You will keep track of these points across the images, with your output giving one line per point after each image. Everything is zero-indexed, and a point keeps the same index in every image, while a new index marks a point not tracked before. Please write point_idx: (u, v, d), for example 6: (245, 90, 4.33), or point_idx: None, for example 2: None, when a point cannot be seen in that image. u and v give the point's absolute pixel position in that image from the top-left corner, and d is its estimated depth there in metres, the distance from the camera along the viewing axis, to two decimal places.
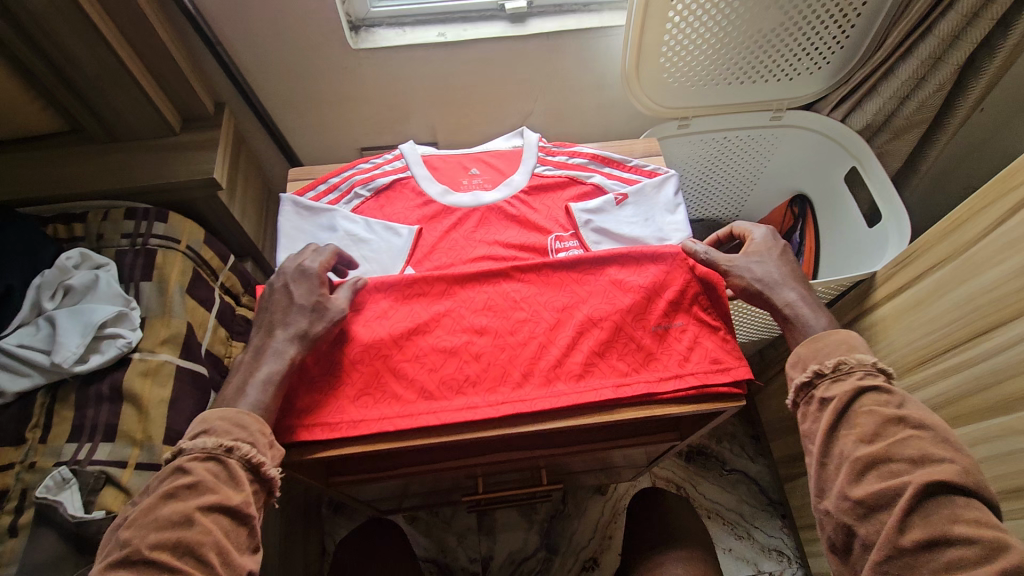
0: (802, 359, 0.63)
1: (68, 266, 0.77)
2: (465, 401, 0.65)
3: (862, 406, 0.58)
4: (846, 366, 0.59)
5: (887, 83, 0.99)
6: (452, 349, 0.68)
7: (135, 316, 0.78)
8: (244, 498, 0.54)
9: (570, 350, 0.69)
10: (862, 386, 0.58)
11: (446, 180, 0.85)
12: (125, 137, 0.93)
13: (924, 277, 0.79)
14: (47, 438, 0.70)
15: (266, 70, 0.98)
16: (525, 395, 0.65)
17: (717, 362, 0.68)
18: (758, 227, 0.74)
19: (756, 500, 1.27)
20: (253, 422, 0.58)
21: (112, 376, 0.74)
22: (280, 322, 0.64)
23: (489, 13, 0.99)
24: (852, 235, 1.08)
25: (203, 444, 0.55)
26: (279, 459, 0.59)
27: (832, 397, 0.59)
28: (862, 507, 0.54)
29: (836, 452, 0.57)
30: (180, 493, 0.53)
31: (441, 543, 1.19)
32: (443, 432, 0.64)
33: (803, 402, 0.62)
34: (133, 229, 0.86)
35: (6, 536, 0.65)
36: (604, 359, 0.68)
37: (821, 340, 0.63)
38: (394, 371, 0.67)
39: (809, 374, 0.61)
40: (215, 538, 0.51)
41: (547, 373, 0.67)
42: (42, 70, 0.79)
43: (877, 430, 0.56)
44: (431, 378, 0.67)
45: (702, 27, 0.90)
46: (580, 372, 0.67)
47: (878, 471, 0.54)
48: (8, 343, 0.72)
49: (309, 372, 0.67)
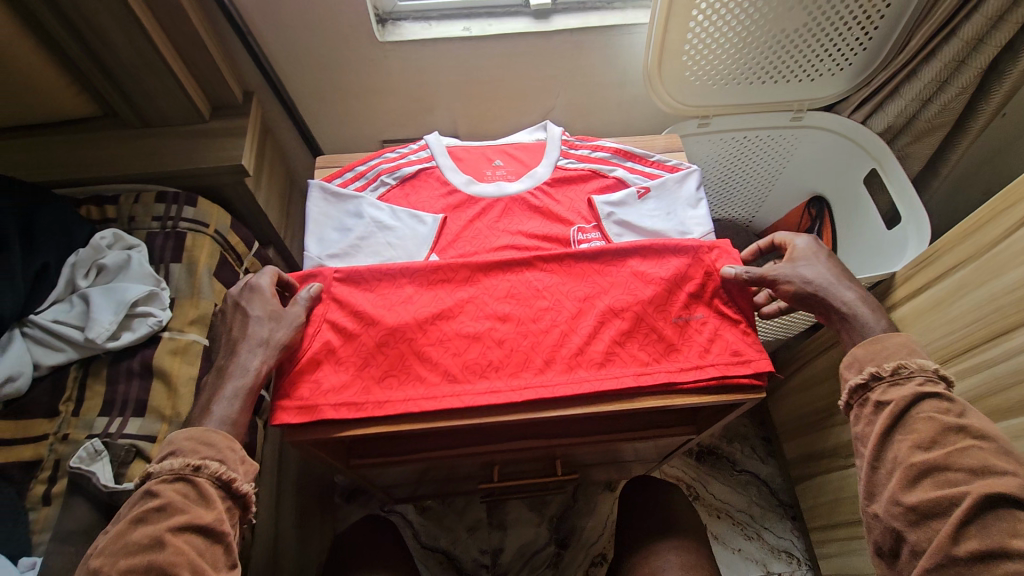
0: (858, 360, 0.64)
1: (101, 245, 0.80)
2: (488, 385, 0.66)
3: (920, 412, 0.58)
4: (906, 370, 0.60)
5: (910, 85, 0.99)
6: (475, 335, 0.69)
7: (165, 296, 0.80)
8: (216, 516, 0.55)
9: (591, 339, 0.70)
10: (920, 392, 0.59)
11: (470, 171, 0.87)
12: (156, 122, 0.95)
13: (944, 277, 0.80)
14: (79, 411, 0.73)
15: (294, 61, 1.00)
16: (547, 380, 0.66)
17: (738, 354, 0.69)
18: (800, 235, 0.74)
19: (766, 501, 1.27)
20: (221, 439, 0.59)
21: (142, 354, 0.76)
22: (240, 339, 0.65)
23: (514, 9, 1.01)
24: (871, 237, 1.09)
25: (171, 465, 0.56)
26: (251, 474, 0.60)
27: (889, 401, 0.60)
28: (914, 513, 0.55)
29: (890, 457, 0.58)
30: (151, 516, 0.53)
31: (452, 533, 1.20)
32: (465, 414, 0.65)
33: (857, 403, 0.63)
34: (163, 212, 0.88)
35: (39, 504, 0.67)
36: (625, 349, 0.69)
37: (880, 342, 0.63)
38: (418, 354, 0.68)
39: (865, 376, 0.62)
40: (189, 557, 0.52)
41: (569, 361, 0.68)
42: (79, 55, 0.81)
43: (935, 438, 0.56)
44: (454, 362, 0.68)
45: (726, 25, 0.90)
46: (602, 361, 0.68)
47: (934, 479, 0.55)
48: (43, 318, 0.74)
49: (337, 354, 0.68)
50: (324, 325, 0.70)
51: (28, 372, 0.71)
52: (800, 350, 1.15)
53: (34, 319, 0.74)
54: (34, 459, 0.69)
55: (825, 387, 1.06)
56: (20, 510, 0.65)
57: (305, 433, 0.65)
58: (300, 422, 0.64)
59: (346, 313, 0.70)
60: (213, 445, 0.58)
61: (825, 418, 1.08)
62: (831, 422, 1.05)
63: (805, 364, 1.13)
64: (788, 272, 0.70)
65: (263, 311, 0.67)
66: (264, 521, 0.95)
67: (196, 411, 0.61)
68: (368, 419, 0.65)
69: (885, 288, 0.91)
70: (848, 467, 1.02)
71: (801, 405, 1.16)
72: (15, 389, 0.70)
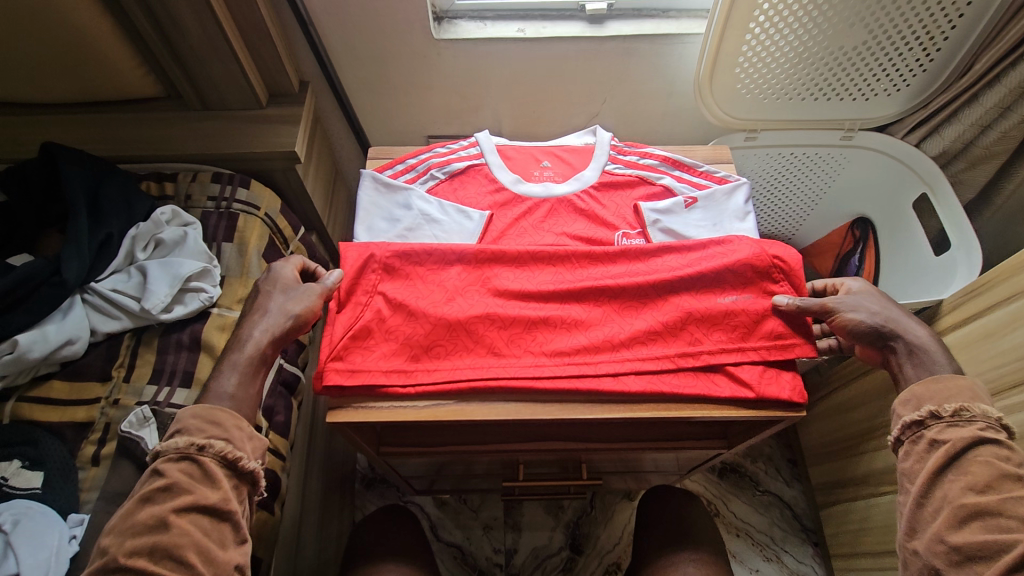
0: (916, 397, 0.63)
1: (160, 221, 0.83)
2: (532, 359, 0.69)
3: (977, 456, 0.57)
4: (968, 414, 0.59)
5: (970, 110, 0.97)
6: (520, 317, 0.71)
7: (216, 273, 0.82)
8: (221, 496, 0.57)
9: (634, 323, 0.72)
10: (979, 437, 0.58)
11: (518, 170, 0.88)
12: (216, 106, 0.98)
13: (998, 306, 0.78)
14: (130, 378, 0.75)
15: (351, 52, 1.02)
16: (592, 358, 0.69)
17: (779, 338, 0.71)
18: (852, 279, 0.73)
19: (788, 525, 1.25)
20: (227, 418, 0.60)
21: (192, 328, 0.79)
22: (258, 311, 0.68)
23: (569, 13, 1.02)
24: (916, 262, 1.07)
25: (176, 444, 0.58)
26: (258, 452, 0.62)
27: (946, 441, 0.59)
28: (958, 553, 0.53)
29: (938, 496, 0.57)
30: (157, 497, 0.55)
31: (466, 530, 1.20)
32: (501, 392, 0.67)
33: (908, 439, 0.62)
34: (218, 193, 0.91)
35: (89, 464, 0.70)
36: (667, 334, 0.71)
37: (941, 381, 0.62)
38: (466, 327, 0.70)
39: (923, 414, 0.61)
40: (193, 538, 0.54)
41: (612, 342, 0.70)
42: (152, 35, 0.85)
43: (990, 482, 0.55)
44: (500, 337, 0.70)
45: (782, 40, 0.90)
46: (643, 355, 0.70)
47: (983, 523, 0.54)
48: (103, 286, 0.77)
49: (388, 323, 0.70)
50: (376, 296, 0.72)
51: (85, 337, 0.75)
52: (831, 374, 1.13)
53: (94, 287, 0.77)
54: (86, 421, 0.72)
55: (857, 414, 1.03)
56: (72, 467, 0.68)
57: (344, 409, 0.66)
58: (347, 386, 0.66)
59: (398, 285, 0.73)
60: (218, 424, 0.60)
61: (854, 445, 1.05)
62: (863, 449, 1.02)
63: (837, 389, 1.10)
64: (847, 309, 0.69)
65: (285, 287, 0.70)
66: (292, 502, 0.97)
67: (226, 382, 0.63)
68: (411, 394, 0.67)
69: (932, 314, 0.90)
70: (876, 496, 1.00)
71: (829, 433, 1.14)
72: (73, 351, 0.74)
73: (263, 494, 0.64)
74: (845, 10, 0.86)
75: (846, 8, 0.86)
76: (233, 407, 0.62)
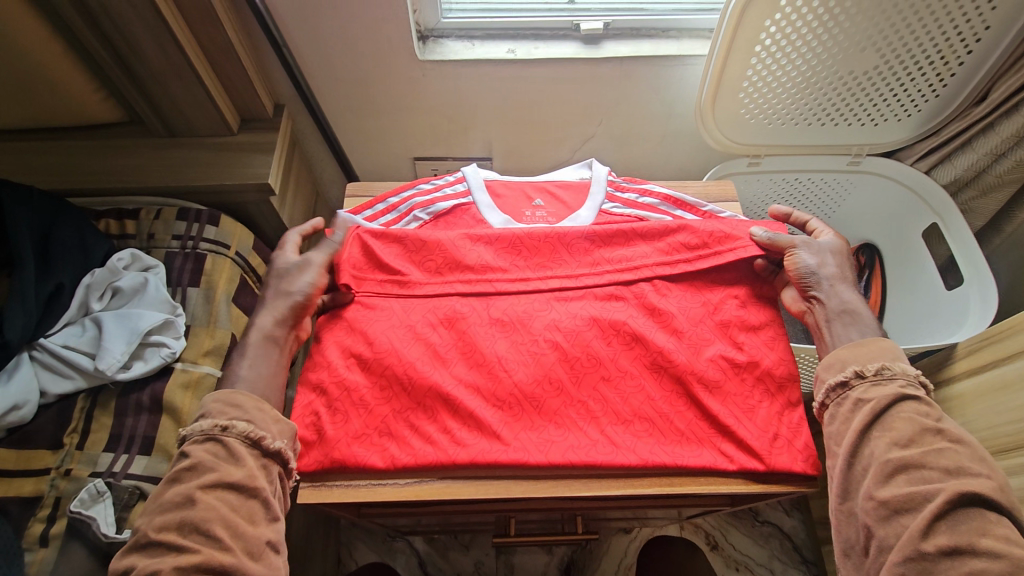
0: (839, 361, 0.62)
1: (118, 267, 0.76)
2: (518, 274, 0.74)
3: (901, 412, 0.57)
4: (890, 371, 0.59)
5: (984, 139, 0.92)
6: (507, 266, 0.74)
7: (180, 324, 0.76)
8: (246, 473, 0.54)
9: (609, 244, 0.76)
10: (902, 394, 0.57)
11: (509, 210, 0.82)
12: (183, 133, 0.91)
13: (1020, 356, 0.72)
14: (84, 445, 0.69)
15: (328, 75, 0.94)
16: (575, 272, 0.74)
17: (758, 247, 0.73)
18: (828, 233, 0.74)
19: (789, 557, 1.20)
20: (248, 400, 0.58)
21: (152, 387, 0.72)
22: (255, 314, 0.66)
23: (563, 32, 0.95)
24: (925, 296, 0.99)
25: (201, 426, 0.56)
26: (285, 433, 0.58)
27: (871, 399, 0.58)
28: (885, 508, 0.52)
29: (867, 453, 0.56)
30: (183, 476, 0.53)
31: (456, 568, 1.14)
32: (486, 467, 0.62)
33: (833, 402, 0.61)
34: (184, 230, 0.84)
35: (36, 545, 0.63)
36: (644, 245, 0.76)
37: (865, 344, 0.62)
38: (447, 401, 0.64)
39: (848, 374, 0.60)
40: (220, 513, 0.51)
41: (592, 257, 0.75)
42: (107, 60, 0.78)
43: (913, 437, 0.55)
44: (491, 257, 0.75)
45: (790, 66, 0.84)
46: (625, 266, 0.74)
47: (907, 476, 0.53)
48: (54, 342, 0.71)
49: (362, 393, 0.65)
50: (350, 360, 0.67)
51: (34, 401, 0.68)
52: None
53: (44, 344, 0.70)
54: (34, 495, 0.65)
55: None
56: (16, 551, 0.62)
57: (314, 490, 0.61)
58: (320, 467, 0.61)
59: (377, 345, 0.68)
60: (241, 407, 0.57)
61: None
62: None
63: None
64: (803, 252, 0.70)
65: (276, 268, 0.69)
66: None
67: (238, 367, 0.62)
68: (391, 470, 0.61)
69: (945, 357, 0.85)
70: None
71: None
72: (19, 417, 0.67)
73: (296, 478, 0.60)
74: (856, 33, 0.81)
75: (857, 33, 0.81)
76: (251, 390, 0.60)
